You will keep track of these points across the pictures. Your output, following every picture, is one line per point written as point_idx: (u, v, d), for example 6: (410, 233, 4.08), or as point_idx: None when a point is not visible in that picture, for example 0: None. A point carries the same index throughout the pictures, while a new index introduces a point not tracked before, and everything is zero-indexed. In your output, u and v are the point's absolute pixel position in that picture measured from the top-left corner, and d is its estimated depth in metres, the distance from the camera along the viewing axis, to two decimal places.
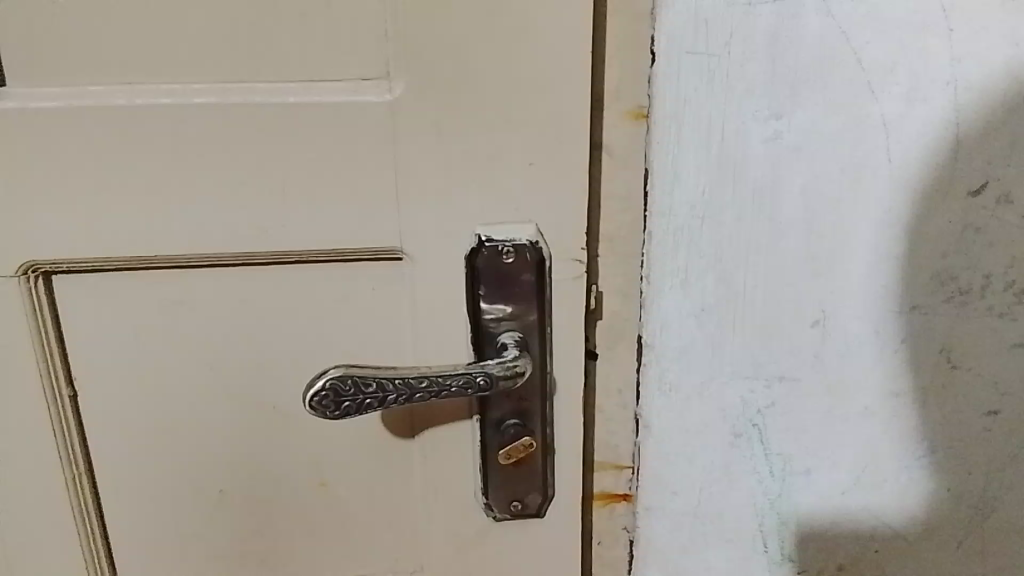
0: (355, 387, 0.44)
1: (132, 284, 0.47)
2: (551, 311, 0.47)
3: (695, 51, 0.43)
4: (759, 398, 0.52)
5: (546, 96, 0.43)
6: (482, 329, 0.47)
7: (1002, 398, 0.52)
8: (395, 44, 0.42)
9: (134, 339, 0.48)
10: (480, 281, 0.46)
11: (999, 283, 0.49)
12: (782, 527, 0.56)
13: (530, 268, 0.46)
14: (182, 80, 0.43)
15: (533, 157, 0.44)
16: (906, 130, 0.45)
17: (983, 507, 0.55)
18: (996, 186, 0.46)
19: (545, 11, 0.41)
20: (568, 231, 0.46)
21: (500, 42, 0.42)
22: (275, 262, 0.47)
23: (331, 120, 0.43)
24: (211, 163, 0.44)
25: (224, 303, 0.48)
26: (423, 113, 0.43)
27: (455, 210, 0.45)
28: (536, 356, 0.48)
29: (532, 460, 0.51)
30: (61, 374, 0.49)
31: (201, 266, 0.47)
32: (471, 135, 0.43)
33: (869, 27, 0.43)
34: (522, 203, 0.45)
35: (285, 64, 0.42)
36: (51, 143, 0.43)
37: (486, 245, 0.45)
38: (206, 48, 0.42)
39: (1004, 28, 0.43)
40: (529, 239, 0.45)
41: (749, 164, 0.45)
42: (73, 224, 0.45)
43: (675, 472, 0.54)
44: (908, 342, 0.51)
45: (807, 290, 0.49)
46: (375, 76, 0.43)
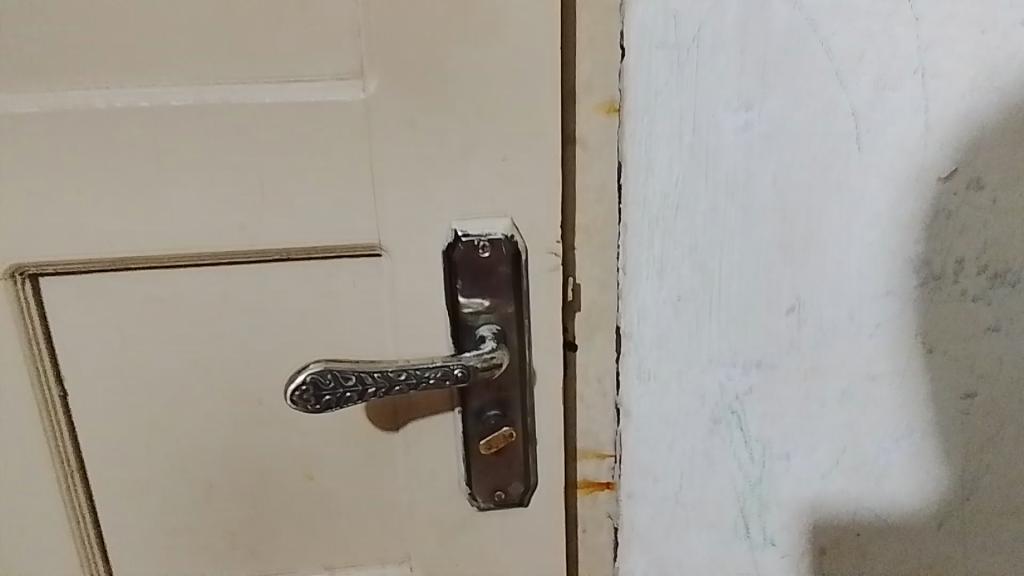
0: (335, 381, 0.44)
1: (115, 284, 0.48)
2: (528, 303, 0.48)
3: (664, 44, 0.44)
4: (736, 384, 0.53)
5: (519, 91, 0.43)
6: (460, 322, 0.48)
7: (977, 380, 0.53)
8: (367, 42, 0.42)
9: (119, 339, 0.49)
10: (457, 275, 0.47)
11: (973, 268, 0.50)
12: (763, 511, 0.57)
13: (507, 261, 0.46)
14: (157, 82, 0.43)
15: (507, 151, 0.44)
16: (876, 118, 0.46)
17: (961, 487, 0.56)
18: (967, 172, 0.47)
19: (515, 8, 0.41)
20: (544, 224, 0.46)
21: (472, 39, 0.42)
22: (254, 260, 0.47)
23: (306, 118, 0.43)
24: (189, 164, 0.44)
25: (205, 301, 0.48)
26: (396, 110, 0.43)
27: (432, 206, 0.45)
28: (514, 347, 0.49)
29: (513, 450, 0.52)
30: (50, 374, 0.50)
31: (181, 265, 0.47)
32: (446, 131, 0.44)
33: (837, 17, 0.43)
34: (497, 198, 0.45)
35: (258, 64, 0.42)
36: (30, 147, 0.43)
37: (462, 240, 0.46)
38: (179, 50, 0.42)
39: (971, 16, 0.43)
40: (505, 233, 0.46)
41: (721, 154, 0.46)
42: (55, 227, 0.45)
43: (656, 458, 0.55)
44: (883, 327, 0.51)
45: (781, 278, 0.50)
46: (349, 74, 0.43)
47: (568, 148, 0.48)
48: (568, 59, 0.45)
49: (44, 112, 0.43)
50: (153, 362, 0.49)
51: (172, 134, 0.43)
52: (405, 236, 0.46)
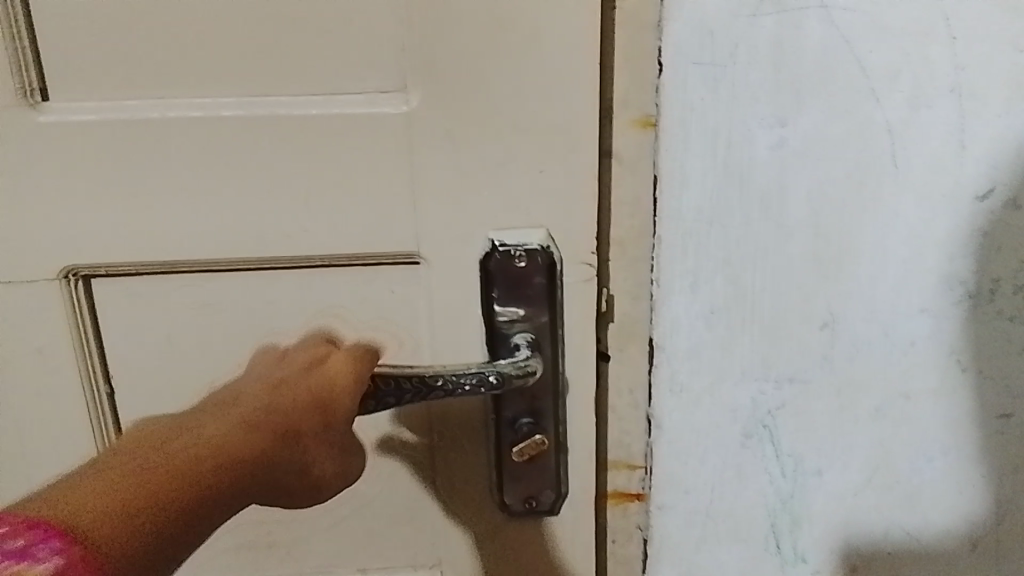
0: (375, 386, 0.46)
1: (163, 288, 0.49)
2: (563, 313, 0.49)
3: (700, 61, 0.44)
4: (768, 398, 0.53)
5: (558, 106, 0.44)
6: (495, 330, 0.49)
7: (1013, 401, 0.53)
8: (411, 58, 0.43)
9: (166, 341, 0.50)
10: (493, 283, 0.48)
11: (1009, 287, 0.50)
12: (794, 527, 0.56)
13: (542, 271, 0.47)
14: (210, 94, 0.45)
15: (545, 164, 0.45)
16: (911, 136, 0.46)
17: (997, 509, 0.55)
18: (1003, 190, 0.47)
19: (555, 25, 0.43)
20: (579, 236, 0.47)
21: (513, 55, 0.43)
22: (296, 267, 0.48)
23: (351, 131, 0.45)
24: (238, 173, 0.46)
25: (248, 306, 0.49)
26: (438, 123, 0.44)
27: (470, 216, 0.47)
28: (548, 356, 0.49)
29: (545, 458, 0.52)
30: (99, 372, 0.51)
31: (226, 271, 0.49)
32: (485, 144, 0.45)
33: (873, 36, 0.44)
34: (533, 209, 0.46)
35: (306, 78, 0.44)
36: (89, 155, 0.45)
37: (498, 250, 0.47)
38: (232, 64, 0.44)
39: (1008, 36, 0.44)
40: (541, 244, 0.47)
41: (756, 169, 0.46)
42: (110, 232, 0.47)
43: (687, 471, 0.55)
44: (917, 344, 0.51)
45: (815, 293, 0.50)
46: (393, 89, 0.44)
47: (603, 162, 0.49)
48: (605, 74, 0.46)
49: (104, 122, 0.45)
50: (198, 364, 0.51)
51: (223, 144, 0.45)
52: (443, 245, 0.47)
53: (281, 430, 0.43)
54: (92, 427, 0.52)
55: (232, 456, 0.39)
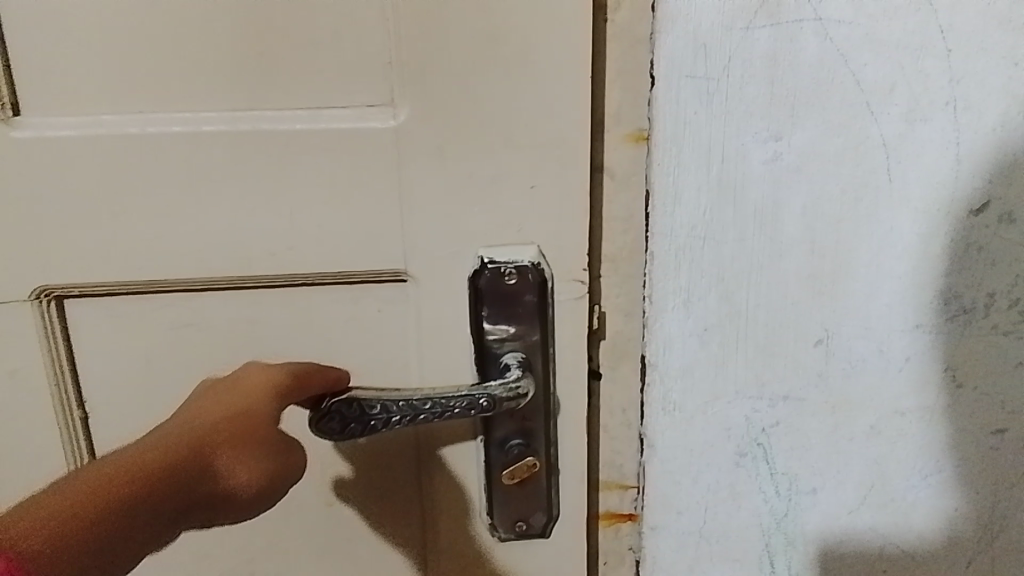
0: (361, 409, 0.45)
1: (142, 308, 0.48)
2: (554, 331, 0.48)
3: (694, 74, 0.44)
4: (763, 416, 0.52)
5: (549, 121, 0.43)
6: (485, 349, 0.48)
7: (1008, 416, 0.52)
8: (399, 71, 0.42)
9: (146, 362, 0.49)
10: (483, 301, 0.46)
11: (1004, 302, 0.49)
12: (789, 547, 0.56)
13: (533, 289, 0.46)
14: (193, 108, 0.43)
15: (536, 179, 0.45)
16: (907, 150, 0.45)
17: (993, 526, 0.55)
18: (998, 204, 0.47)
19: (547, 38, 0.42)
20: (571, 253, 0.46)
21: (504, 69, 0.42)
22: (281, 285, 0.47)
23: (338, 146, 0.44)
24: (222, 188, 0.44)
25: (231, 326, 0.48)
26: (427, 138, 0.43)
27: (460, 233, 0.46)
28: (540, 375, 0.48)
29: (536, 480, 0.51)
30: (73, 396, 0.49)
31: (209, 290, 0.47)
32: (475, 159, 0.44)
33: (868, 49, 0.43)
34: (525, 226, 0.46)
35: (292, 91, 0.43)
36: (65, 171, 0.44)
37: (488, 267, 0.46)
38: (215, 77, 0.43)
39: (1002, 49, 0.43)
40: (532, 261, 0.46)
41: (750, 184, 0.46)
42: (89, 249, 0.46)
43: (680, 491, 0.54)
44: (913, 360, 0.51)
45: (809, 310, 0.49)
46: (381, 102, 0.43)
47: (596, 177, 0.48)
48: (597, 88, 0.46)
49: (82, 137, 0.43)
50: (179, 386, 0.49)
51: (206, 159, 0.44)
52: (432, 263, 0.46)
53: (187, 445, 0.41)
54: (66, 454, 0.50)
55: (133, 476, 0.38)
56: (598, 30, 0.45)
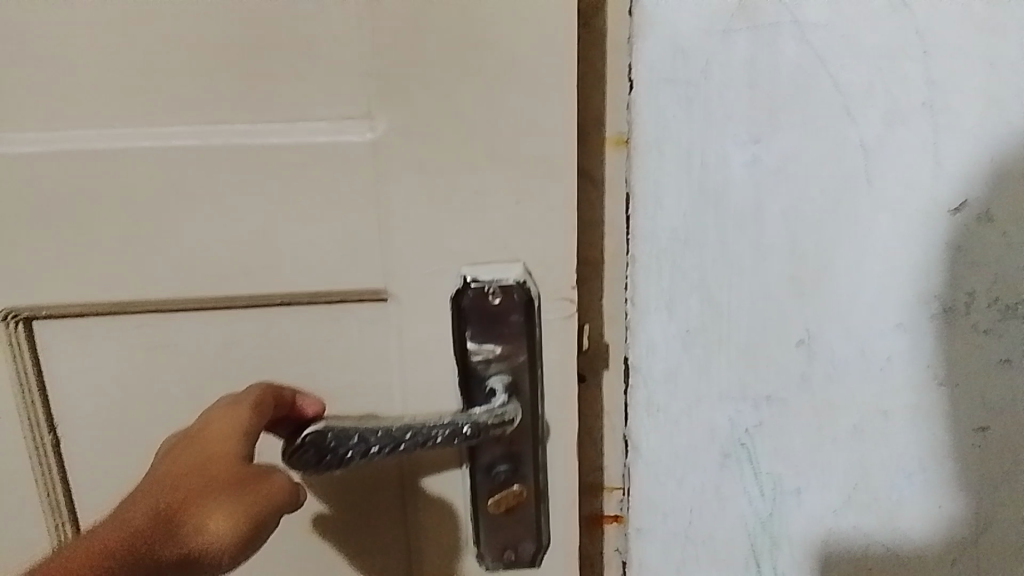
0: (338, 440, 0.44)
1: (113, 329, 0.47)
2: (542, 352, 0.47)
3: (673, 79, 0.44)
4: (746, 418, 0.52)
5: (531, 133, 0.43)
6: (471, 371, 0.47)
7: (990, 414, 0.52)
8: (377, 83, 0.42)
9: (128, 382, 0.48)
10: (467, 322, 0.46)
11: (984, 301, 0.49)
12: (774, 548, 0.56)
13: (519, 309, 0.46)
14: (161, 123, 0.43)
15: (520, 195, 0.44)
16: (886, 152, 0.45)
17: (977, 523, 0.55)
18: (976, 205, 0.47)
19: (524, 49, 0.41)
20: (558, 270, 0.46)
21: (484, 81, 0.42)
22: (260, 304, 0.46)
23: (315, 159, 0.43)
24: (200, 205, 0.44)
25: (208, 344, 0.47)
26: (406, 151, 0.43)
27: (443, 249, 0.45)
28: (528, 397, 0.48)
29: (525, 508, 0.51)
30: (42, 420, 0.49)
31: (185, 307, 0.47)
32: (456, 172, 0.44)
33: (846, 52, 0.43)
34: (509, 243, 0.45)
35: (266, 106, 0.42)
36: (34, 187, 0.43)
37: (471, 286, 0.45)
38: (185, 91, 0.42)
39: (979, 51, 0.43)
40: (517, 279, 0.45)
41: (730, 188, 0.46)
42: (67, 267, 0.45)
43: (666, 493, 0.54)
44: (894, 360, 0.51)
45: (791, 312, 0.49)
46: (358, 114, 0.43)
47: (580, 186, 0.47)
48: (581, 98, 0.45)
49: (57, 154, 0.43)
50: (162, 407, 0.49)
51: (181, 175, 0.43)
52: (413, 280, 0.46)
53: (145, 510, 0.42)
54: (34, 466, 0.50)
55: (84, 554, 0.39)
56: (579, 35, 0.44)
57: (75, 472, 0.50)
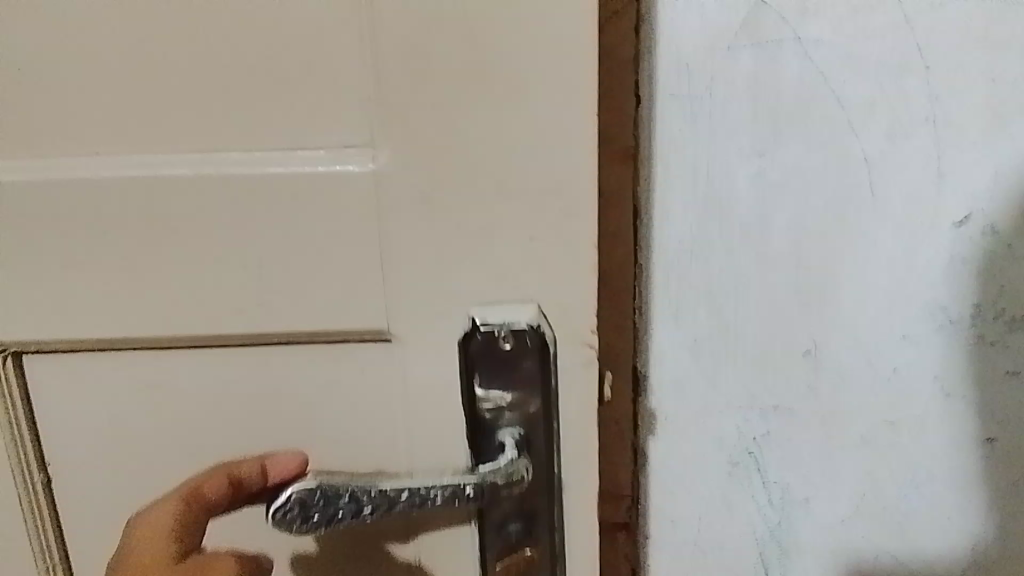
0: (325, 499, 0.43)
1: (107, 363, 0.48)
2: (555, 400, 0.47)
3: (677, 94, 0.45)
4: (753, 427, 0.53)
5: (544, 165, 0.42)
6: (481, 417, 0.47)
7: (998, 425, 0.53)
8: (379, 111, 0.41)
9: (143, 406, 0.49)
10: (477, 369, 0.46)
11: (990, 312, 0.50)
12: (783, 556, 0.56)
13: (531, 356, 0.45)
14: (155, 152, 0.43)
15: (533, 230, 0.43)
16: (889, 166, 0.46)
17: (986, 534, 0.55)
18: (980, 217, 0.48)
19: (533, 79, 0.40)
20: (573, 313, 0.45)
21: (493, 111, 0.41)
22: (265, 338, 0.47)
23: (316, 191, 0.43)
24: (210, 235, 0.44)
25: (211, 376, 0.48)
26: (412, 184, 0.42)
27: (453, 286, 0.44)
28: (539, 446, 0.47)
29: (536, 561, 0.50)
30: (31, 452, 0.51)
31: (187, 339, 0.47)
32: (465, 205, 0.43)
33: (848, 67, 0.44)
34: (521, 281, 0.44)
35: (264, 136, 0.42)
36: (34, 213, 0.44)
37: (481, 331, 0.45)
38: (180, 121, 0.42)
39: (980, 65, 0.44)
40: (529, 323, 0.45)
41: (736, 201, 0.47)
42: (84, 294, 0.46)
43: (674, 501, 0.55)
44: (901, 371, 0.51)
45: (797, 323, 0.50)
46: (360, 143, 0.42)
47: None
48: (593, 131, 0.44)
49: (73, 185, 0.43)
50: (177, 431, 0.49)
51: (179, 204, 0.43)
52: (419, 316, 0.45)
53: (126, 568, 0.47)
54: (17, 479, 0.51)
55: None
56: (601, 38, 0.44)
57: (78, 495, 0.52)
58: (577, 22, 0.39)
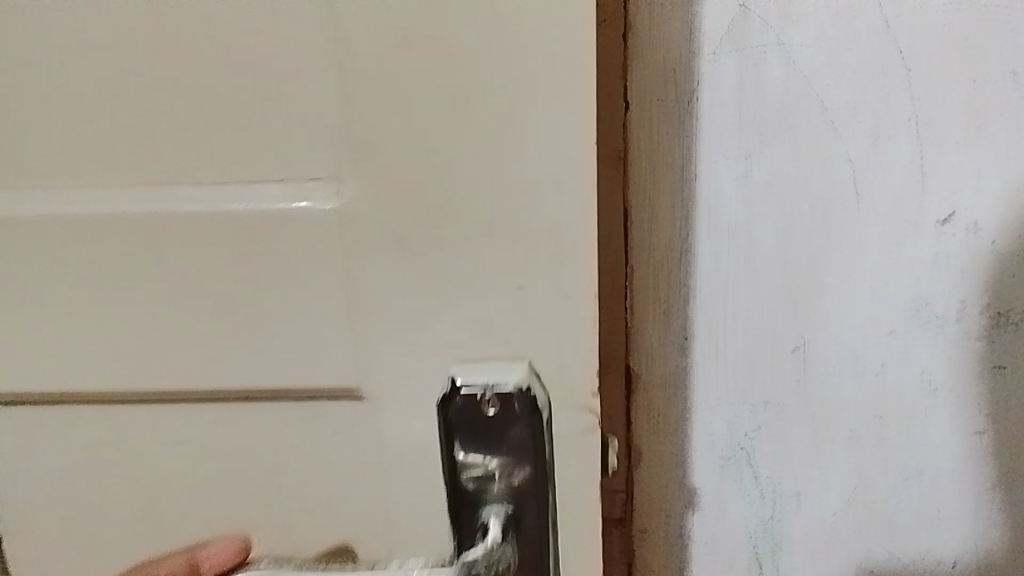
0: None
1: (50, 418, 0.42)
2: (550, 473, 0.39)
3: (664, 98, 0.46)
4: (744, 423, 0.54)
5: (538, 201, 0.35)
6: (463, 493, 0.39)
7: (986, 419, 0.54)
8: (344, 138, 0.35)
9: (87, 468, 0.43)
10: (456, 436, 0.38)
11: (975, 308, 0.51)
12: (776, 549, 0.57)
13: (521, 421, 0.37)
14: (94, 182, 0.38)
15: (523, 279, 0.36)
16: (874, 167, 0.47)
17: (978, 526, 0.56)
18: (964, 215, 0.49)
19: (523, 99, 0.34)
20: (575, 372, 0.38)
21: (476, 137, 0.34)
22: (218, 396, 0.40)
23: (272, 230, 0.37)
24: (156, 275, 0.38)
25: (158, 436, 0.42)
26: (382, 222, 0.36)
27: (433, 341, 0.38)
28: (532, 529, 0.38)
29: None
30: None
31: (132, 395, 0.41)
32: (445, 247, 0.36)
33: (832, 71, 0.45)
34: (512, 337, 0.37)
35: (213, 164, 0.36)
36: None
37: (462, 391, 0.38)
38: (120, 147, 0.37)
39: (962, 67, 0.45)
40: (519, 384, 0.37)
41: (724, 202, 0.48)
42: (23, 340, 0.41)
43: (668, 496, 0.56)
44: (888, 367, 0.52)
45: (785, 320, 0.51)
46: (322, 175, 0.36)
47: None
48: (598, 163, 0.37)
49: (15, 218, 0.39)
50: (114, 497, 0.43)
51: (121, 241, 0.38)
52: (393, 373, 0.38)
53: None
54: None
55: None
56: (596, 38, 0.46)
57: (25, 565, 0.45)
58: (577, 30, 0.33)
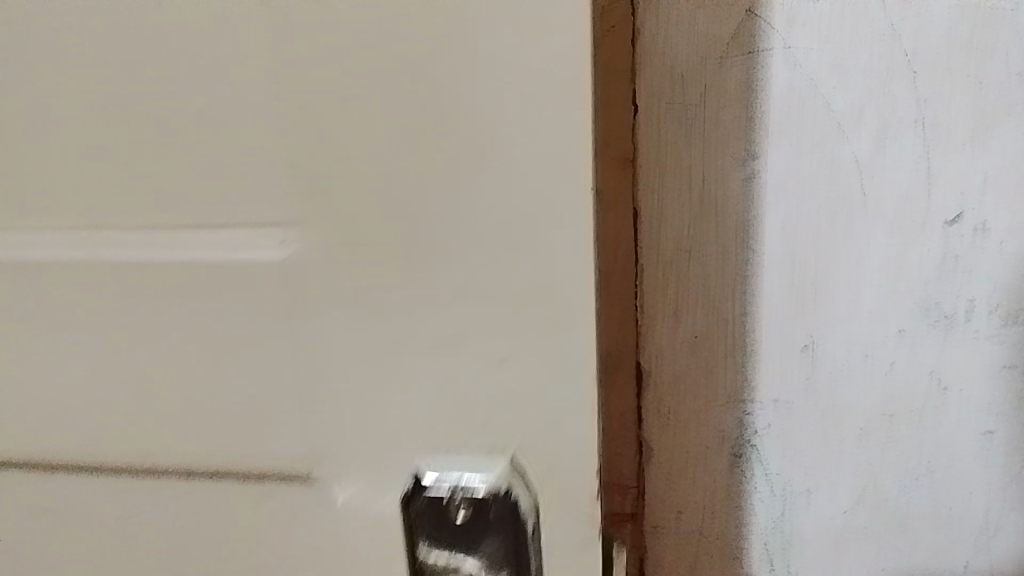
0: None
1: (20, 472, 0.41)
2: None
3: (672, 102, 0.48)
4: (754, 421, 0.55)
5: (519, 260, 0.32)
6: None
7: (996, 418, 0.54)
8: (302, 186, 0.33)
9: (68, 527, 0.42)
10: (420, 540, 0.35)
11: (984, 309, 0.51)
12: (787, 547, 0.58)
13: (494, 530, 0.34)
14: (50, 223, 0.36)
15: (505, 352, 0.33)
16: (881, 169, 0.48)
17: (988, 524, 0.56)
18: (973, 214, 0.49)
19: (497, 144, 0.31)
20: (570, 464, 0.35)
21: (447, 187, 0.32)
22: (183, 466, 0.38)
23: (230, 284, 0.35)
24: (117, 322, 0.37)
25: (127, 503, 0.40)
26: (349, 287, 0.34)
27: (404, 415, 0.35)
28: None
29: None
30: None
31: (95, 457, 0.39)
32: (415, 312, 0.33)
33: (837, 74, 0.47)
34: (490, 414, 0.34)
35: (171, 209, 0.34)
36: None
37: (429, 490, 0.35)
38: (75, 186, 0.35)
39: (968, 69, 0.46)
40: (495, 485, 0.34)
41: (731, 202, 0.49)
42: None
43: (677, 492, 0.57)
44: (897, 366, 0.53)
45: (794, 319, 0.52)
46: (281, 224, 0.33)
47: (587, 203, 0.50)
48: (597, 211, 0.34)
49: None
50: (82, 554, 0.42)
51: (84, 290, 0.37)
52: (368, 448, 0.36)
53: None
54: None
55: None
56: (603, 44, 0.47)
57: None
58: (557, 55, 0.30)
